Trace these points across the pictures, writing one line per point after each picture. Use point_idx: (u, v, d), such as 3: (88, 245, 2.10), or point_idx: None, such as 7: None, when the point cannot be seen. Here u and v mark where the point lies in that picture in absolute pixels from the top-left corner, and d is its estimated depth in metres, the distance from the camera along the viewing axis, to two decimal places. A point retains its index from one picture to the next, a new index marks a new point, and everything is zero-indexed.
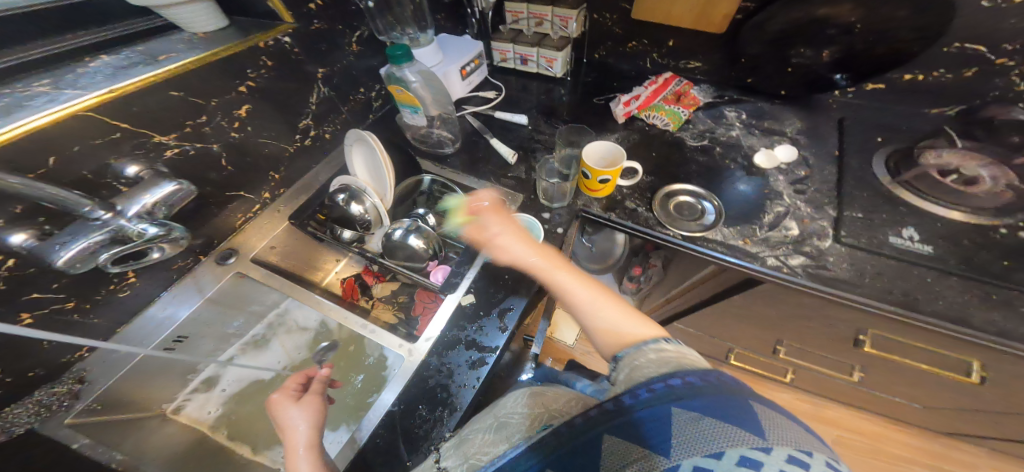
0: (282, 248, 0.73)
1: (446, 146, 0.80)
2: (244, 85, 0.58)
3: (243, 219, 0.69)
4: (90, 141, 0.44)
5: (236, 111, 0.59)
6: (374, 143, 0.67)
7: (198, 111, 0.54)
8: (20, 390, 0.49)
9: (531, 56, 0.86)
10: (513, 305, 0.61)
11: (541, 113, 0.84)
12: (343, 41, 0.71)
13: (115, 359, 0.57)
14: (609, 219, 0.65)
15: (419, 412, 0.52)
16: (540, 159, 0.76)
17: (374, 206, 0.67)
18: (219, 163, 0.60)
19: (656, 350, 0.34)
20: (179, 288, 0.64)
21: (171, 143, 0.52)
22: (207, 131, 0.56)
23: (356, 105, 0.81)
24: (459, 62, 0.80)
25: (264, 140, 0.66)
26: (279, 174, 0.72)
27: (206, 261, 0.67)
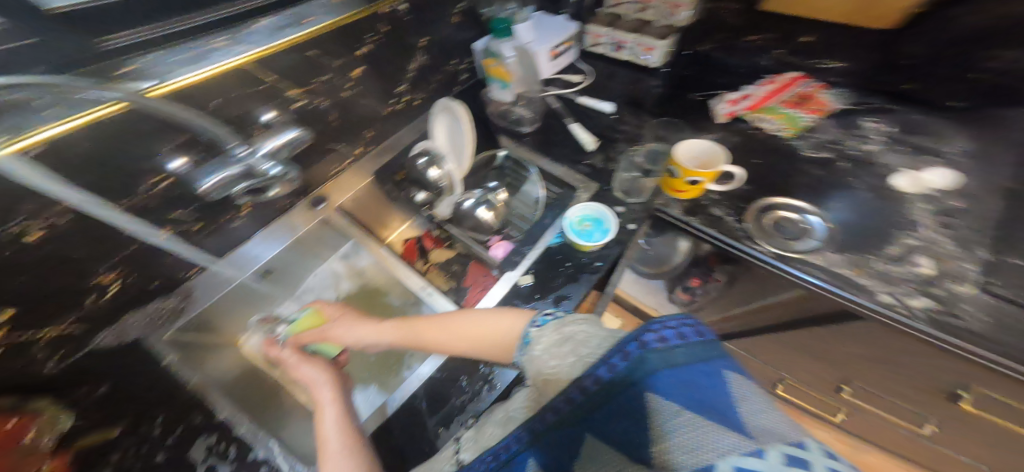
0: (361, 203, 0.79)
1: (523, 125, 0.80)
2: (360, 50, 0.63)
3: (334, 171, 0.76)
4: (241, 89, 0.52)
5: (350, 73, 0.64)
6: (461, 113, 0.68)
7: (322, 70, 0.60)
8: (142, 297, 0.60)
9: (626, 43, 0.81)
10: (569, 294, 0.60)
11: (627, 102, 0.80)
12: (447, 12, 0.73)
13: (215, 282, 0.66)
14: (688, 223, 0.61)
15: (460, 382, 0.55)
16: (621, 150, 0.73)
17: (450, 173, 0.69)
18: (327, 118, 0.67)
19: (540, 337, 0.41)
20: (272, 227, 0.71)
21: (297, 97, 0.59)
22: (324, 88, 0.62)
23: (445, 77, 0.83)
24: (552, 43, 0.78)
25: (364, 101, 0.71)
26: (370, 133, 0.77)
27: (300, 204, 0.74)
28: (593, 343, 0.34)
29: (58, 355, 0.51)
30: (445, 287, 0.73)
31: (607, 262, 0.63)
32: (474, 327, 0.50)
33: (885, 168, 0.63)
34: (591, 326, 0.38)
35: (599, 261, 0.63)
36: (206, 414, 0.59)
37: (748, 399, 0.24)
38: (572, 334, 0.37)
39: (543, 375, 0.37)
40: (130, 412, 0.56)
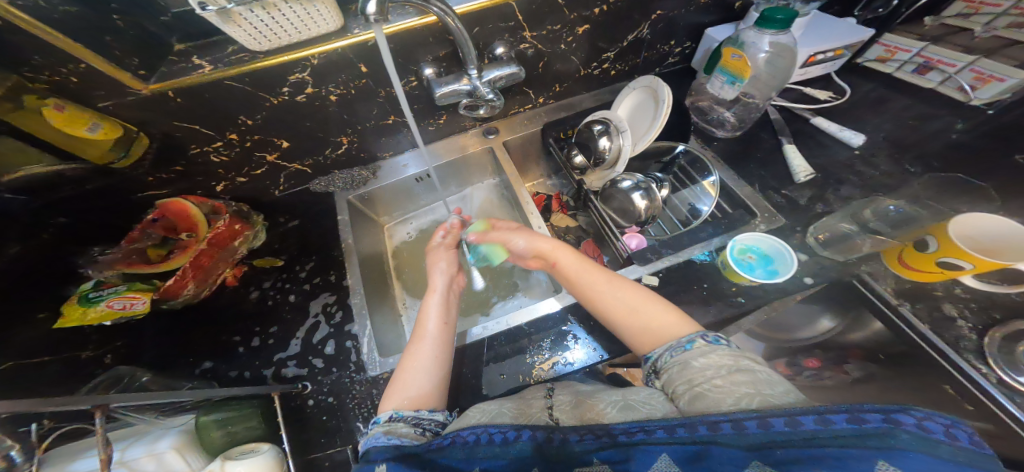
0: (522, 147, 0.83)
1: (722, 128, 0.71)
2: (598, 8, 0.65)
3: (515, 111, 0.82)
4: (495, 23, 0.61)
5: (576, 29, 0.67)
6: (665, 95, 0.63)
7: (557, 18, 0.64)
8: (354, 160, 0.78)
9: (945, 64, 0.62)
10: (691, 314, 0.53)
11: (880, 142, 0.62)
12: None
13: (394, 168, 0.81)
14: (895, 310, 0.47)
15: (542, 341, 0.57)
16: (840, 193, 0.59)
17: (620, 148, 0.67)
18: (537, 64, 0.72)
19: (705, 352, 0.39)
20: (448, 142, 0.82)
21: (529, 38, 0.66)
22: (549, 36, 0.67)
23: (656, 55, 0.79)
24: (818, 47, 0.64)
25: (572, 58, 0.73)
26: (560, 88, 0.80)
27: (474, 131, 0.82)
28: (772, 387, 0.34)
29: (280, 185, 0.76)
30: None
31: (756, 305, 0.53)
32: (646, 305, 0.47)
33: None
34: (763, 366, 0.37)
35: (742, 297, 0.54)
36: (338, 274, 0.70)
37: None
38: (747, 368, 0.36)
39: (696, 383, 0.36)
40: (293, 252, 0.73)
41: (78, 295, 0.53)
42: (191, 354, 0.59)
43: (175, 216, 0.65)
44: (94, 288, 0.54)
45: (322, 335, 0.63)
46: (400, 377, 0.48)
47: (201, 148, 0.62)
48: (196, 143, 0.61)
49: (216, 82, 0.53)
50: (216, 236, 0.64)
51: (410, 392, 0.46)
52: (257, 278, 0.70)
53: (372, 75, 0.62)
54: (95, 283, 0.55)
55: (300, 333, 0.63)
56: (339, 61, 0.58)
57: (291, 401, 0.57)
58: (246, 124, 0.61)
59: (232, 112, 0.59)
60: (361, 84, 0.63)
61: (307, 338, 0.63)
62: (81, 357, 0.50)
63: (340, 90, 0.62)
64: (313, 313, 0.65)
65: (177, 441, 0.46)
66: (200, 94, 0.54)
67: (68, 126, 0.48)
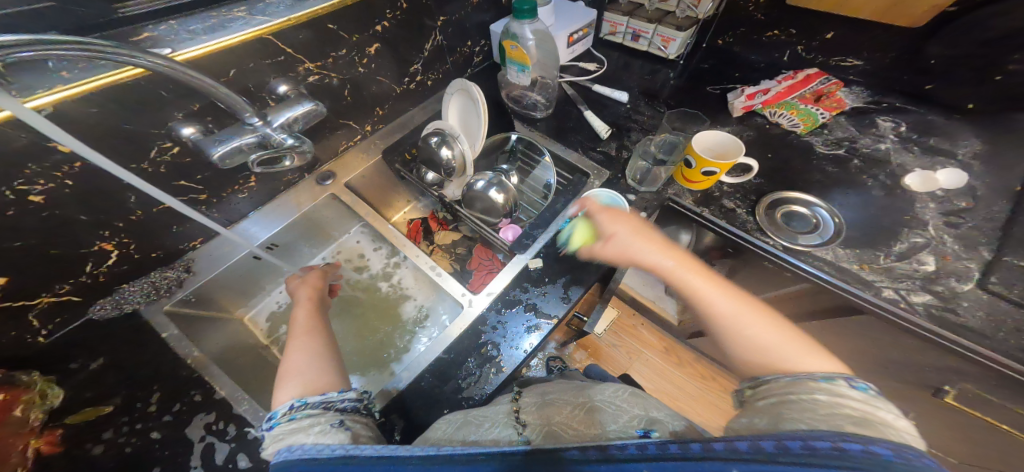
0: (369, 181, 0.77)
1: (538, 110, 0.80)
2: (379, 25, 0.62)
3: (345, 146, 0.74)
4: (259, 60, 0.52)
5: (367, 49, 0.64)
6: (477, 95, 0.67)
7: (340, 44, 0.59)
8: (145, 265, 0.58)
9: (645, 33, 0.82)
10: (579, 279, 0.62)
11: (642, 93, 0.81)
12: None
13: (218, 254, 0.64)
14: (701, 215, 0.63)
15: (467, 364, 0.56)
16: (635, 139, 0.75)
17: (462, 153, 0.68)
18: (341, 93, 0.66)
19: (840, 391, 0.34)
20: (275, 204, 0.69)
21: (315, 70, 0.59)
22: (342, 62, 0.62)
23: (460, 58, 0.82)
24: (569, 29, 0.78)
25: (378, 78, 0.70)
26: (382, 111, 0.76)
27: (308, 180, 0.72)
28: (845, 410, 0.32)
29: (42, 329, 0.51)
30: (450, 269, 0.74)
31: None
32: (780, 338, 0.40)
33: (896, 166, 0.65)
34: (855, 397, 0.33)
35: None
36: (202, 391, 0.53)
37: None
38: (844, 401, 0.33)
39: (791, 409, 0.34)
40: (124, 387, 0.52)
41: None
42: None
43: None
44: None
45: (227, 452, 0.48)
46: (286, 376, 0.47)
47: None
48: None
49: None
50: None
51: (310, 389, 0.45)
52: (85, 438, 0.47)
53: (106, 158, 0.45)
54: None
55: (193, 460, 0.47)
56: (16, 154, 0.39)
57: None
58: None
59: None
60: (79, 169, 0.44)
61: (209, 465, 0.47)
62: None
63: (47, 187, 0.43)
64: (197, 440, 0.49)
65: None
66: None
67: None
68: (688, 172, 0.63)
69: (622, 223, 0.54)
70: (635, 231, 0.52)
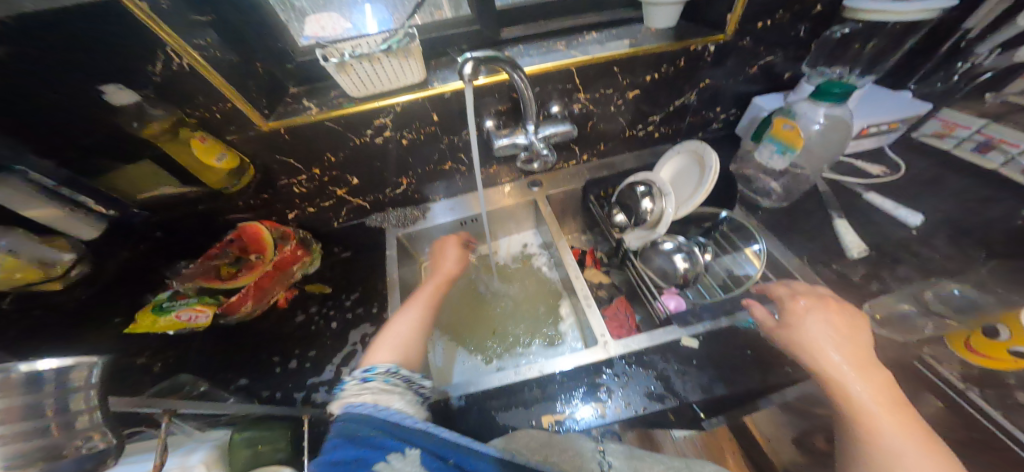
0: (563, 202, 0.87)
1: (766, 198, 0.73)
2: (651, 76, 0.71)
3: (559, 165, 0.87)
4: (556, 85, 0.68)
5: (628, 94, 0.73)
6: (713, 162, 0.65)
7: (612, 84, 0.71)
8: (406, 199, 0.84)
9: (1007, 145, 0.62)
10: (732, 384, 0.53)
11: (940, 223, 0.61)
12: (748, 62, 0.73)
13: (440, 213, 0.86)
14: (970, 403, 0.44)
15: (576, 392, 0.56)
16: (897, 272, 0.58)
17: (663, 212, 0.67)
18: (587, 123, 0.78)
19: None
20: (493, 191, 0.87)
21: (583, 99, 0.72)
22: (605, 98, 0.73)
23: (700, 120, 0.83)
24: (873, 120, 0.68)
25: (619, 119, 0.79)
26: (603, 148, 0.85)
27: (518, 182, 0.88)
28: None
29: (340, 217, 0.83)
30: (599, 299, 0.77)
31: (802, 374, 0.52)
32: None
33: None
34: None
35: (789, 365, 0.53)
36: (380, 307, 0.73)
37: None
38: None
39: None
40: (338, 281, 0.77)
41: (153, 303, 0.62)
42: (231, 369, 0.62)
43: (249, 239, 0.70)
44: (168, 298, 0.63)
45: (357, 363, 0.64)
46: (388, 339, 0.59)
47: (286, 180, 0.70)
48: (286, 175, 0.69)
49: (317, 124, 0.62)
50: (281, 260, 0.70)
51: (403, 360, 0.55)
52: (303, 303, 0.73)
53: (441, 123, 0.69)
54: (172, 292, 0.64)
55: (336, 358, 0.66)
56: (417, 111, 0.66)
57: (318, 428, 0.58)
58: (329, 160, 0.69)
59: (320, 149, 0.67)
60: (431, 131, 0.70)
61: (341, 366, 0.65)
62: (135, 363, 0.57)
63: (412, 135, 0.70)
64: (351, 342, 0.67)
65: (207, 457, 0.44)
66: (302, 131, 0.62)
67: (204, 155, 0.58)
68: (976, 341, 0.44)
69: (835, 321, 0.50)
70: (833, 329, 0.49)
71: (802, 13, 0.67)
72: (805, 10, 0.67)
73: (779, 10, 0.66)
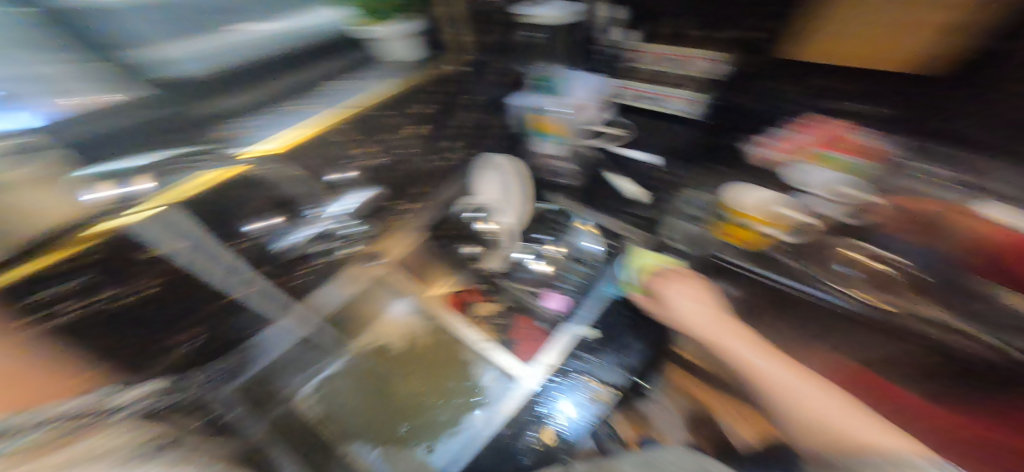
0: (406, 262, 0.77)
1: (564, 178, 0.84)
2: (410, 107, 0.69)
3: (383, 228, 0.77)
4: (308, 149, 0.58)
5: (400, 131, 0.71)
6: (516, 168, 0.75)
7: (387, 129, 0.69)
8: (195, 362, 0.57)
9: (665, 95, 0.73)
10: (631, 343, 0.62)
11: (667, 151, 0.83)
12: (486, 72, 0.82)
13: (278, 339, 0.62)
14: (758, 273, 0.59)
15: (528, 438, 0.57)
16: (671, 198, 0.74)
17: (506, 227, 0.75)
18: (379, 174, 0.70)
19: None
20: (329, 283, 0.70)
21: (357, 151, 0.66)
22: (381, 143, 0.68)
23: (482, 131, 0.87)
24: (592, 91, 0.83)
25: (411, 157, 0.75)
26: (416, 190, 0.81)
27: (349, 265, 0.72)
28: None
29: None
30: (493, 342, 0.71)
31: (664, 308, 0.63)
32: (822, 398, 0.48)
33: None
34: None
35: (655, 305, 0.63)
36: None
37: None
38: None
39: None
40: None
41: None
42: None
43: None
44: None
45: None
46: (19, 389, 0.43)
47: None
48: None
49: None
50: None
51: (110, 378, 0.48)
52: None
53: (183, 246, 0.48)
54: None
55: None
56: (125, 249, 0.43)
57: None
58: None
59: None
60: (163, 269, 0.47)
61: None
62: None
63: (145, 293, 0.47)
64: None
65: None
66: None
67: None
68: (731, 233, 0.64)
69: (694, 293, 0.61)
70: (691, 300, 0.61)
71: (502, 24, 0.80)
72: (503, 22, 0.79)
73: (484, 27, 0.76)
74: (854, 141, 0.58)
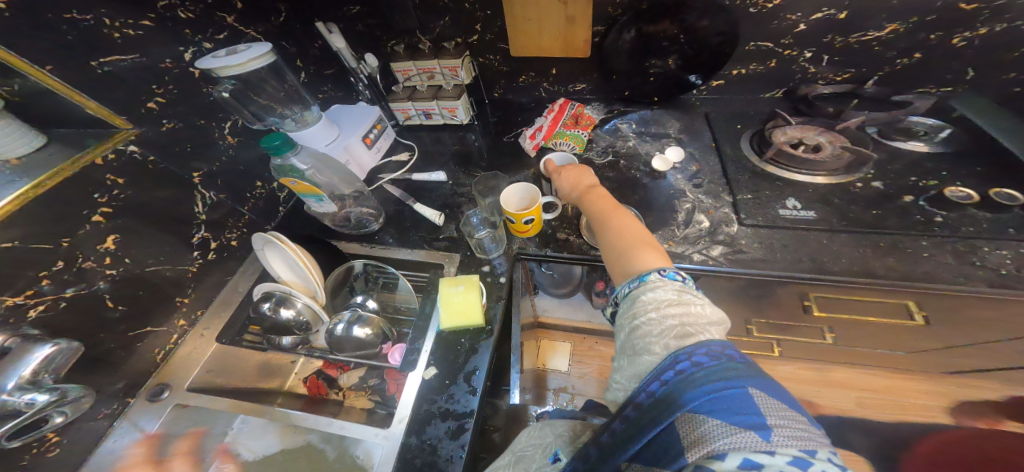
0: (220, 370, 0.72)
1: (369, 223, 0.79)
2: (96, 212, 0.54)
3: (162, 352, 0.68)
4: None
5: (101, 245, 0.56)
6: (286, 246, 0.65)
7: (48, 258, 0.50)
8: None
9: (433, 110, 0.91)
10: (478, 365, 0.62)
11: (456, 163, 0.88)
12: (215, 135, 0.70)
13: None
14: (546, 255, 0.70)
15: None
16: (466, 212, 0.78)
17: (308, 306, 0.66)
18: (107, 304, 0.58)
19: (659, 285, 0.44)
20: (116, 439, 0.61)
21: (30, 301, 0.49)
22: (75, 275, 0.53)
23: (257, 201, 0.81)
24: (359, 133, 0.82)
25: (151, 267, 0.63)
26: (187, 296, 0.71)
27: (135, 403, 0.64)
28: (671, 315, 0.41)
29: None
30: (370, 404, 0.81)
31: (497, 318, 0.66)
32: (632, 244, 0.52)
33: (646, 156, 0.80)
34: (672, 304, 0.42)
35: (488, 322, 0.66)
36: None
37: (773, 411, 0.30)
38: (689, 303, 0.42)
39: (669, 326, 0.40)
40: None
41: None
42: None
43: None
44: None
45: None
46: None
47: None
48: None
49: None
50: None
51: None
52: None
53: None
54: None
55: None
56: None
57: None
58: None
59: None
60: None
61: None
62: None
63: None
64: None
65: None
66: None
67: None
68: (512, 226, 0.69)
69: (581, 173, 0.69)
70: (569, 177, 0.69)
71: (183, 77, 0.63)
72: (183, 75, 0.62)
73: (150, 88, 0.58)
74: (592, 121, 0.87)
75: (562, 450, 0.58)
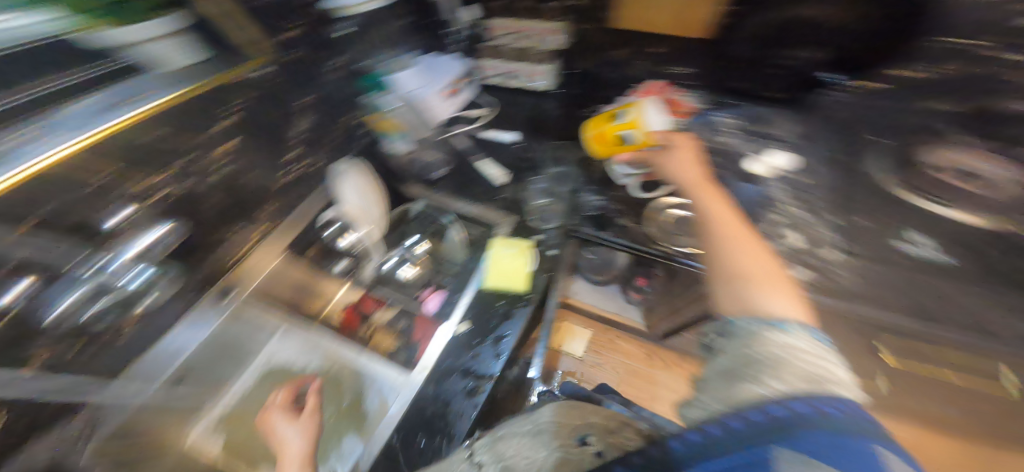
0: None
1: (435, 170, 0.81)
2: (224, 120, 0.58)
3: (234, 256, 0.66)
4: None
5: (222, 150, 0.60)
6: (365, 180, 0.75)
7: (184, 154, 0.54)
8: None
9: (516, 71, 0.90)
10: (509, 331, 0.62)
11: (531, 128, 0.86)
12: (317, 71, 0.74)
13: None
14: (601, 236, 0.66)
15: (418, 442, 0.55)
16: (530, 180, 0.77)
17: (367, 239, 0.73)
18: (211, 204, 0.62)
19: (796, 335, 0.37)
20: (197, 313, 0.61)
21: (157, 188, 0.50)
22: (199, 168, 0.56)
23: (341, 131, 0.83)
24: (440, 85, 0.82)
25: (246, 177, 0.65)
26: (270, 207, 0.74)
27: (202, 299, 0.62)
28: (806, 362, 0.33)
29: None
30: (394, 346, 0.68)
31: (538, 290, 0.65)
32: (761, 273, 0.45)
33: (740, 155, 0.72)
34: (807, 351, 0.35)
35: (528, 290, 0.66)
36: None
37: None
38: (827, 358, 0.34)
39: (792, 367, 0.33)
40: None
41: None
42: None
43: None
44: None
45: None
46: None
47: None
48: None
49: None
50: None
51: None
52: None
53: None
54: None
55: None
56: None
57: None
58: None
59: None
60: None
61: None
62: None
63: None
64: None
65: None
66: None
67: None
68: (608, 123, 0.63)
69: (688, 159, 0.61)
70: (675, 157, 0.60)
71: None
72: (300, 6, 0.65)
73: (276, 19, 0.62)
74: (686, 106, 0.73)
75: (590, 436, 0.50)
